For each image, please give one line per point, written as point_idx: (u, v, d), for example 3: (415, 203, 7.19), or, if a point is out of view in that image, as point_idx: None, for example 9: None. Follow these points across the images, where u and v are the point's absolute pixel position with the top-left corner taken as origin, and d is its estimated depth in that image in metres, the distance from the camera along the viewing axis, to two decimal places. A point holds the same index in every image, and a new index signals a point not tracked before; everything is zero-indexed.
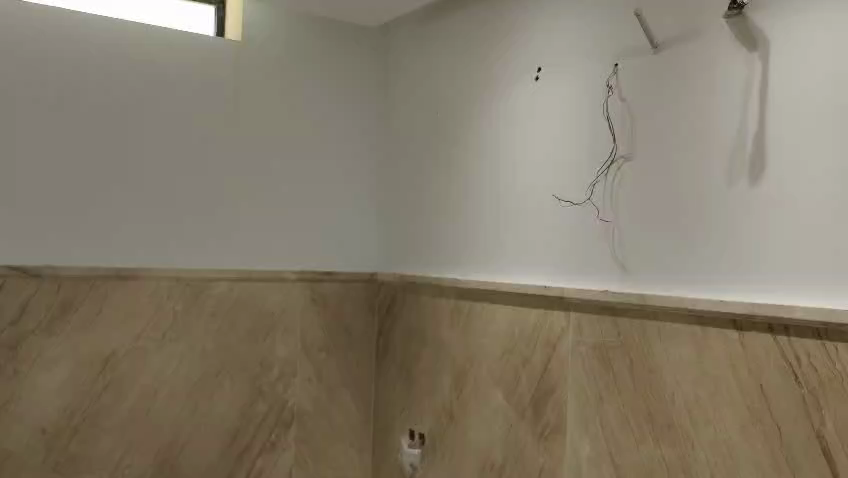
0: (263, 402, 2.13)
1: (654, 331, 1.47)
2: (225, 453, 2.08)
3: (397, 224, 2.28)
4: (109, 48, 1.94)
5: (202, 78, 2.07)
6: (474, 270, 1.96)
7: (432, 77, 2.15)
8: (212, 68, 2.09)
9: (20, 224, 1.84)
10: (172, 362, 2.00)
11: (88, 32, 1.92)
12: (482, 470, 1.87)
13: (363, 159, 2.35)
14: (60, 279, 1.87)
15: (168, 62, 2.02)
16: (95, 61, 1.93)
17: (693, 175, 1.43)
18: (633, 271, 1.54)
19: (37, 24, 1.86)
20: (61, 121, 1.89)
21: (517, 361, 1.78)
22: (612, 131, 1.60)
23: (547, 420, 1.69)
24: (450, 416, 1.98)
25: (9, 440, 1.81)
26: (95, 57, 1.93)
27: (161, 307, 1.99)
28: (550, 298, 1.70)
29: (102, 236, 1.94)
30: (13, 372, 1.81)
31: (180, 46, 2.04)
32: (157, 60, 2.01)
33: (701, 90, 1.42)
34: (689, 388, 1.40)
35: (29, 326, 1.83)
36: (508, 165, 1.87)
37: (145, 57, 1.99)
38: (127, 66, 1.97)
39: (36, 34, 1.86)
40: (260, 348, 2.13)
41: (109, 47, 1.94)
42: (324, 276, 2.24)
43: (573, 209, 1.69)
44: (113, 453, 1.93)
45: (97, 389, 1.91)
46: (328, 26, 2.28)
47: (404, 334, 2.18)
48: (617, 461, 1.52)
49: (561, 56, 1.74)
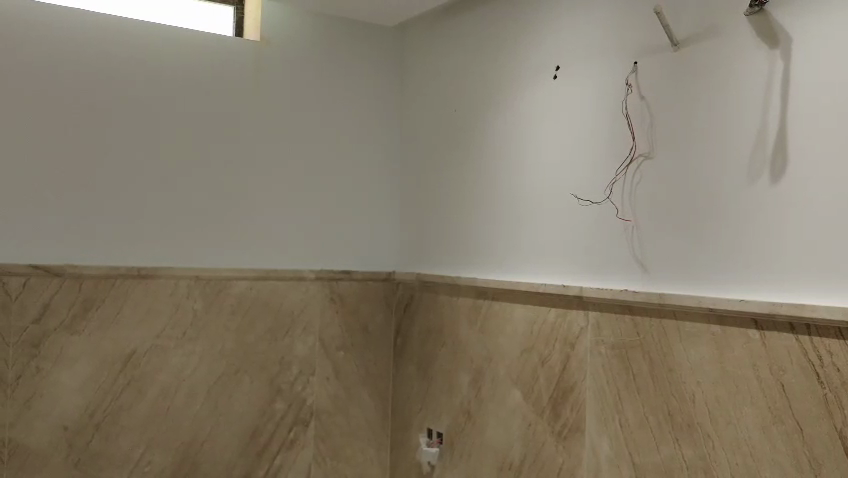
0: (281, 401, 2.15)
1: (673, 330, 1.46)
2: (244, 452, 2.09)
3: (415, 224, 2.28)
4: (126, 49, 1.96)
5: (219, 78, 2.09)
6: (491, 270, 1.95)
7: (449, 77, 2.15)
8: (229, 68, 2.10)
9: (40, 224, 1.86)
10: (192, 361, 2.02)
11: (105, 33, 1.93)
12: (499, 469, 1.87)
13: (380, 159, 2.35)
14: (81, 278, 1.89)
15: (174, 65, 2.02)
16: (114, 62, 1.95)
17: (713, 174, 1.42)
18: (652, 270, 1.53)
19: (56, 25, 1.88)
20: (80, 122, 1.91)
21: (536, 360, 1.78)
22: (631, 130, 1.59)
23: (566, 419, 1.69)
24: (467, 415, 1.98)
25: (31, 439, 1.83)
26: (113, 58, 1.94)
27: (180, 306, 2.00)
28: (568, 297, 1.70)
29: (120, 235, 1.95)
30: (35, 370, 1.83)
31: (196, 47, 2.05)
32: (173, 61, 2.02)
33: (720, 89, 1.41)
34: (709, 388, 1.39)
35: (50, 325, 1.85)
36: (526, 165, 1.87)
37: (162, 58, 2.01)
38: (144, 67, 1.98)
39: (55, 35, 1.88)
40: (278, 347, 2.14)
41: (127, 48, 1.96)
42: (342, 276, 2.25)
43: (591, 208, 1.68)
44: (134, 451, 1.95)
45: (118, 387, 1.92)
46: (344, 26, 2.29)
47: (422, 334, 2.18)
48: (636, 460, 1.52)
49: (579, 54, 1.73)
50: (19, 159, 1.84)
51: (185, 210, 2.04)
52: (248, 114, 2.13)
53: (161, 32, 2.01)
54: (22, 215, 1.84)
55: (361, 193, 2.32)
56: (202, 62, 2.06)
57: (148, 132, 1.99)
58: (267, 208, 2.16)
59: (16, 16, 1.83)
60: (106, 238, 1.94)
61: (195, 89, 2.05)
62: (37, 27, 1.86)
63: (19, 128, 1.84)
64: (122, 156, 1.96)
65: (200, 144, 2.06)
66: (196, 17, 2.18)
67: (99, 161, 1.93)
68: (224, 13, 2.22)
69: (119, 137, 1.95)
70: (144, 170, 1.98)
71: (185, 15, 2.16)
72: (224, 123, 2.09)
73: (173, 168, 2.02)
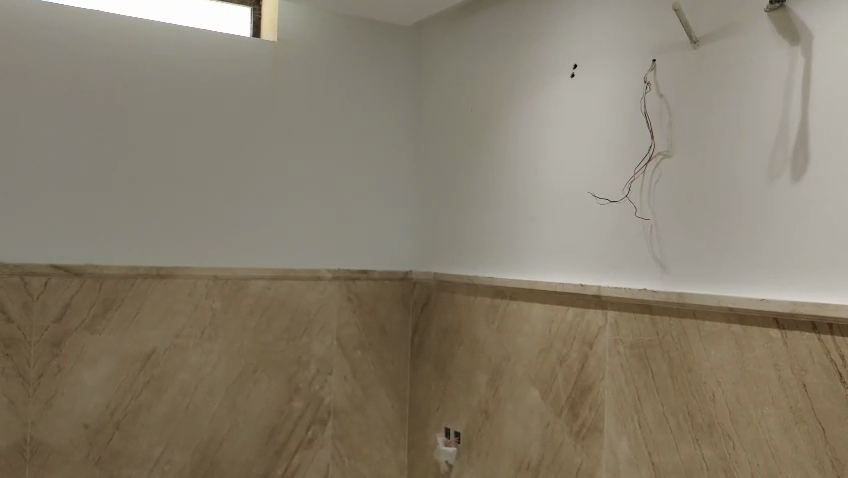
0: (299, 399, 2.15)
1: (694, 329, 1.45)
2: (263, 450, 2.10)
3: (432, 223, 2.28)
4: (143, 49, 1.97)
5: (235, 79, 2.10)
6: (509, 269, 1.95)
7: (466, 76, 2.15)
8: (245, 68, 2.11)
9: (61, 225, 1.88)
10: (211, 360, 2.03)
11: (123, 34, 1.95)
12: (517, 469, 1.87)
13: (397, 158, 2.35)
14: (102, 277, 1.91)
15: (185, 66, 2.03)
16: (131, 63, 1.96)
17: (733, 171, 1.41)
18: (672, 269, 1.52)
19: (74, 27, 1.89)
20: (101, 123, 1.92)
21: (555, 359, 1.77)
22: (649, 128, 1.58)
23: (584, 419, 1.68)
24: (485, 415, 1.98)
25: (53, 437, 1.85)
26: (130, 59, 1.96)
27: (199, 305, 2.02)
28: (587, 297, 1.69)
29: (139, 235, 1.97)
30: (56, 369, 1.85)
31: (212, 47, 2.06)
32: (188, 61, 2.03)
33: (740, 86, 1.40)
34: (730, 388, 1.38)
35: (72, 324, 1.87)
36: (544, 164, 1.86)
37: (176, 58, 2.01)
38: (161, 67, 2.00)
39: (73, 36, 1.89)
40: (296, 346, 2.15)
41: (145, 48, 1.98)
42: (359, 275, 2.25)
43: (609, 207, 1.67)
44: (154, 449, 1.96)
45: (138, 385, 1.94)
46: (361, 26, 2.29)
47: (440, 333, 2.18)
48: (656, 460, 1.51)
49: (597, 52, 1.72)
50: (38, 159, 1.85)
51: (203, 210, 2.05)
52: (265, 114, 2.14)
53: (177, 33, 2.02)
54: (43, 215, 1.86)
55: (378, 193, 2.32)
56: (219, 63, 2.07)
57: (166, 132, 2.00)
58: (284, 207, 2.17)
59: (35, 17, 1.85)
60: (126, 238, 1.95)
61: (212, 89, 2.07)
62: (56, 29, 1.87)
63: (40, 129, 1.86)
64: (141, 157, 1.97)
65: (218, 145, 2.07)
66: (208, 15, 2.18)
67: (118, 162, 1.94)
68: (237, 13, 2.23)
69: (138, 138, 1.97)
70: (162, 170, 2.00)
71: (200, 14, 2.17)
72: (242, 124, 2.11)
73: (191, 168, 2.04)
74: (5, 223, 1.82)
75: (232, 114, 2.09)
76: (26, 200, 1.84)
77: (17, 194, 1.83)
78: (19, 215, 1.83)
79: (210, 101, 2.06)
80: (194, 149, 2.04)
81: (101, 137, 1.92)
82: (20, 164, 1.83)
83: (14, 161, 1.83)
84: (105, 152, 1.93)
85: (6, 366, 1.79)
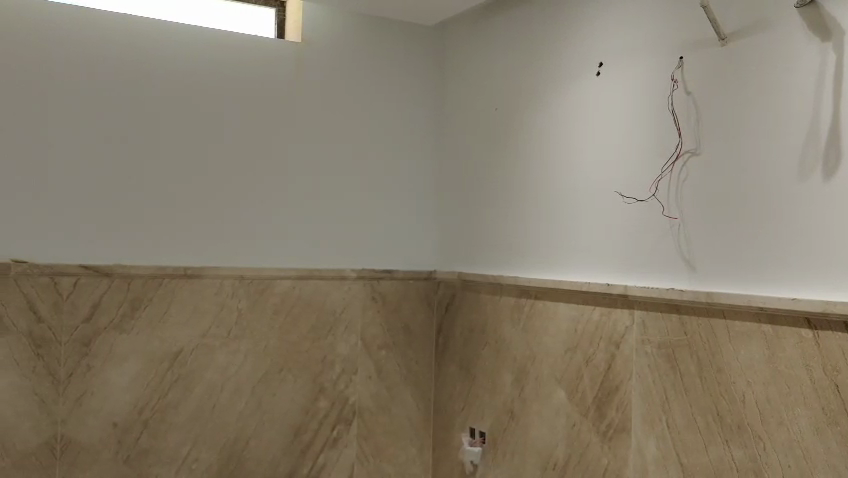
0: (325, 399, 2.16)
1: (723, 330, 1.44)
2: (288, 449, 2.11)
3: (457, 223, 2.28)
4: (155, 49, 1.98)
5: (247, 78, 2.10)
6: (534, 268, 1.95)
7: (490, 76, 2.15)
8: (263, 69, 2.11)
9: (72, 224, 1.88)
10: (237, 360, 2.05)
11: (138, 35, 1.96)
12: (543, 469, 1.86)
13: (421, 157, 2.36)
14: (131, 277, 1.93)
15: (195, 66, 2.03)
16: (146, 63, 1.97)
17: (763, 169, 1.39)
18: (699, 269, 1.50)
19: (83, 27, 1.90)
20: (128, 124, 1.94)
21: (581, 359, 1.76)
22: (676, 126, 1.57)
23: (611, 419, 1.67)
24: (510, 415, 1.97)
25: (83, 435, 1.87)
26: (142, 59, 1.96)
27: (225, 305, 2.03)
28: (613, 296, 1.68)
29: (151, 234, 1.97)
30: (86, 368, 1.87)
31: (223, 47, 2.06)
32: (200, 62, 2.03)
33: (770, 83, 1.39)
34: (760, 389, 1.37)
35: (101, 324, 1.89)
36: (569, 162, 1.85)
37: (188, 57, 2.02)
38: (173, 66, 2.00)
39: (82, 36, 1.89)
40: (322, 345, 2.16)
41: (155, 48, 1.98)
42: (383, 275, 2.25)
43: (636, 206, 1.66)
44: (181, 447, 1.98)
45: (167, 384, 1.96)
46: (385, 26, 2.30)
47: (464, 332, 2.18)
48: (685, 461, 1.50)
49: (623, 49, 1.71)
50: (48, 159, 1.86)
51: (215, 210, 2.05)
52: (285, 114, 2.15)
53: (190, 32, 2.02)
54: (72, 215, 1.88)
55: (402, 192, 2.32)
56: (227, 62, 2.07)
57: (184, 133, 2.01)
58: (295, 207, 2.16)
59: (41, 17, 1.85)
60: (138, 238, 1.95)
61: (225, 89, 2.07)
62: (64, 28, 1.87)
63: (69, 130, 1.88)
64: (158, 157, 1.98)
65: (238, 145, 2.08)
66: (217, 14, 2.18)
67: (133, 161, 1.95)
68: (247, 11, 2.22)
69: (152, 138, 1.97)
70: (180, 170, 2.01)
71: (209, 12, 2.17)
72: (267, 124, 2.12)
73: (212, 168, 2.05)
74: (24, 223, 1.83)
75: (242, 113, 2.09)
76: (34, 200, 1.85)
77: (27, 194, 1.84)
78: (28, 215, 1.84)
79: (226, 101, 2.07)
80: (213, 149, 2.05)
81: (128, 139, 1.94)
82: (31, 164, 1.84)
83: (24, 161, 1.83)
84: (133, 152, 1.95)
85: (37, 366, 1.82)
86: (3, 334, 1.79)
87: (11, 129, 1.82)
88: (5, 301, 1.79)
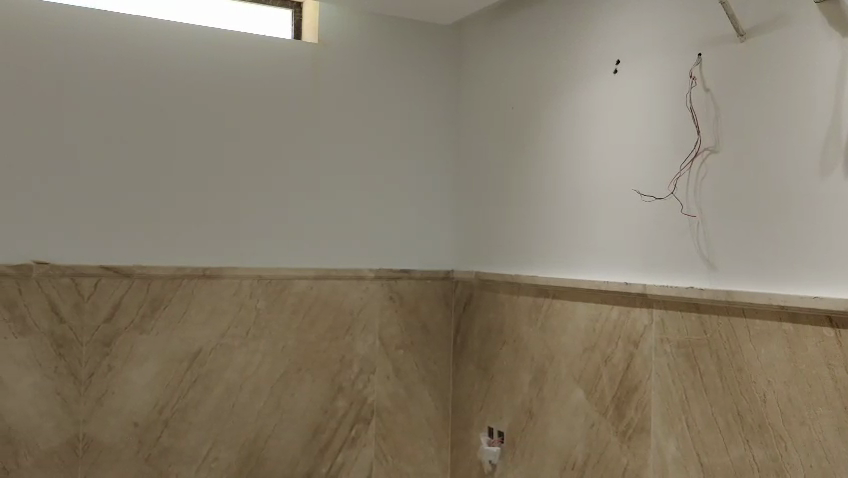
0: (343, 399, 2.17)
1: (743, 329, 1.42)
2: (307, 449, 2.12)
3: (474, 222, 2.28)
4: (156, 49, 1.98)
5: (249, 77, 2.09)
6: (552, 267, 1.94)
7: (507, 75, 2.14)
8: (266, 69, 2.11)
9: (72, 224, 1.88)
10: (255, 359, 2.06)
11: (143, 35, 1.96)
12: (562, 468, 1.85)
13: (437, 157, 2.36)
14: (150, 278, 1.94)
15: (191, 68, 2.02)
16: (150, 63, 1.97)
17: (784, 165, 1.38)
18: (719, 268, 1.49)
19: (82, 26, 1.90)
20: (145, 126, 1.96)
21: (600, 358, 1.75)
22: (695, 123, 1.55)
23: (630, 419, 1.66)
24: (529, 414, 1.97)
25: (105, 435, 1.89)
26: (145, 59, 1.96)
27: (244, 305, 2.04)
28: (632, 295, 1.67)
29: (151, 234, 1.97)
30: (107, 368, 1.89)
31: (222, 47, 2.06)
32: (201, 62, 2.03)
33: (790, 79, 1.37)
34: (781, 388, 1.35)
35: (121, 324, 1.91)
36: (587, 161, 1.85)
37: (194, 58, 2.02)
38: (180, 67, 2.00)
39: (82, 36, 1.90)
40: (340, 345, 2.17)
41: (157, 48, 1.98)
42: (401, 275, 2.26)
43: (654, 205, 1.65)
44: (200, 446, 1.99)
45: (187, 383, 1.98)
46: (400, 26, 2.30)
47: (482, 331, 2.18)
48: (705, 461, 1.49)
49: (640, 47, 1.70)
50: (53, 160, 1.86)
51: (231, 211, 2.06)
52: (294, 113, 2.15)
53: (204, 34, 2.03)
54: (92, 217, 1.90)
55: (418, 192, 2.33)
56: (227, 62, 2.06)
57: (195, 134, 2.02)
58: (307, 208, 2.16)
59: (41, 16, 1.86)
60: (138, 238, 1.95)
61: (227, 87, 2.06)
62: (65, 27, 1.88)
63: (85, 133, 1.90)
64: (168, 157, 1.99)
65: (251, 145, 2.09)
66: (221, 16, 2.17)
67: (138, 161, 1.95)
68: (255, 12, 2.22)
69: (160, 138, 1.98)
70: (192, 171, 2.02)
71: (212, 13, 2.16)
72: (284, 126, 2.13)
73: (225, 169, 2.06)
74: (44, 224, 1.85)
75: (244, 113, 2.08)
76: (34, 200, 1.85)
77: (27, 194, 1.84)
78: (29, 215, 1.84)
79: (231, 101, 2.07)
80: (225, 150, 2.06)
81: (146, 141, 1.96)
82: (35, 164, 1.85)
83: (26, 161, 1.84)
84: (151, 155, 1.97)
85: (59, 366, 1.84)
86: (27, 334, 1.81)
87: (11, 128, 1.82)
88: (27, 302, 1.81)
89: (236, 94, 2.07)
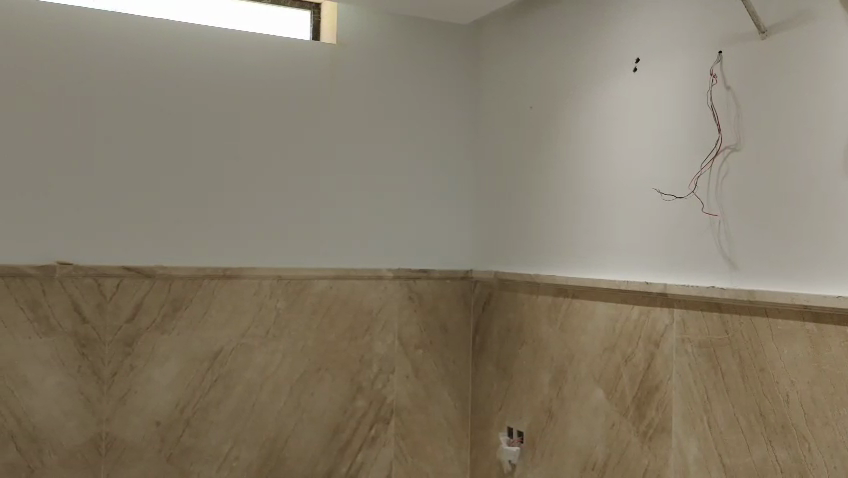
0: (362, 398, 2.18)
1: (765, 329, 1.41)
2: (327, 448, 2.13)
3: (492, 222, 2.27)
4: (159, 49, 1.97)
5: (252, 77, 2.08)
6: (571, 266, 1.93)
7: (525, 74, 2.13)
8: (273, 69, 2.11)
9: (72, 224, 1.88)
10: (276, 359, 2.07)
11: (150, 36, 1.97)
12: (582, 468, 1.85)
13: (455, 157, 2.36)
14: (171, 278, 1.96)
15: (187, 67, 2.00)
16: (152, 63, 1.97)
17: (808, 163, 1.36)
18: (741, 267, 1.48)
19: (84, 25, 1.90)
20: (165, 127, 1.98)
21: (620, 358, 1.75)
22: (716, 122, 1.54)
23: (651, 419, 1.65)
24: (548, 414, 1.96)
25: (127, 434, 1.91)
26: (148, 59, 1.96)
27: (264, 305, 2.06)
28: (652, 295, 1.66)
29: (151, 234, 1.96)
30: (129, 368, 1.91)
31: (221, 47, 2.04)
32: (205, 61, 2.03)
33: (813, 77, 1.36)
34: (804, 387, 1.34)
35: (143, 324, 1.92)
36: (606, 160, 1.84)
37: (207, 59, 2.03)
38: (197, 68, 2.02)
39: (85, 35, 1.90)
40: (360, 345, 2.18)
41: (160, 48, 1.97)
42: (420, 275, 2.26)
43: (675, 203, 1.64)
44: (221, 446, 2.01)
45: (208, 383, 1.99)
46: (418, 26, 2.30)
47: (501, 331, 2.18)
48: (727, 461, 1.48)
49: (660, 45, 1.69)
50: (73, 161, 1.88)
51: (251, 211, 2.07)
52: (298, 113, 2.13)
53: (222, 35, 2.04)
54: (113, 217, 1.92)
55: (437, 192, 2.33)
56: (227, 61, 2.05)
57: (206, 134, 2.02)
58: (327, 208, 2.17)
59: (40, 15, 1.86)
60: (160, 238, 1.97)
61: (228, 87, 2.05)
62: (66, 27, 1.88)
63: (104, 134, 1.91)
64: (183, 158, 2.00)
65: (268, 146, 2.10)
66: (224, 15, 2.17)
67: (145, 162, 1.95)
68: (273, 14, 2.23)
69: (169, 138, 1.98)
70: (212, 172, 2.03)
71: (223, 14, 2.17)
72: (303, 126, 2.14)
73: (243, 169, 2.07)
74: (66, 225, 1.87)
75: (251, 113, 2.08)
76: (38, 200, 1.85)
77: (28, 194, 1.84)
78: (51, 216, 1.86)
79: (245, 101, 2.07)
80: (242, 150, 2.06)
81: (166, 142, 1.98)
82: (40, 164, 1.85)
83: (42, 162, 1.85)
84: (171, 156, 1.98)
85: (82, 365, 1.86)
86: (51, 334, 1.84)
87: (11, 128, 1.83)
88: (51, 302, 1.84)
89: (237, 94, 2.06)
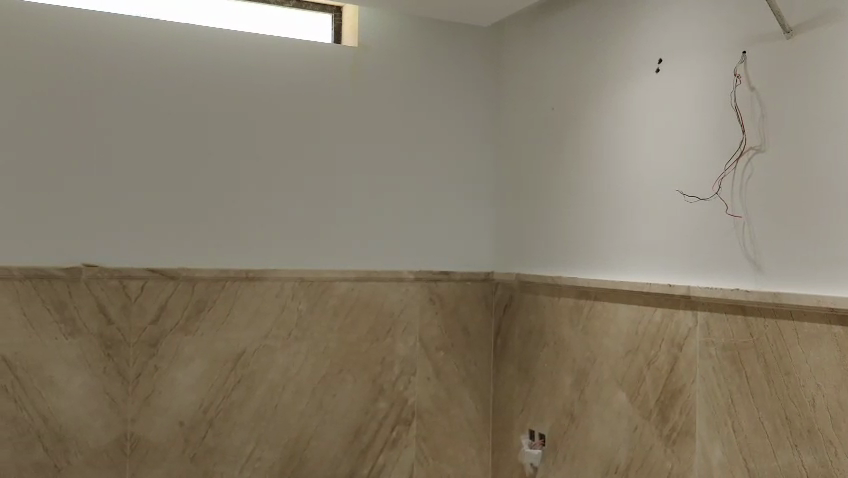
0: (384, 400, 2.18)
1: (790, 332, 1.39)
2: (349, 449, 2.14)
3: (513, 224, 2.27)
4: (157, 49, 1.98)
5: (249, 78, 2.08)
6: (593, 268, 1.92)
7: (547, 75, 2.13)
8: (293, 73, 2.12)
9: (91, 226, 1.91)
10: (298, 361, 2.08)
11: (157, 37, 1.98)
12: (605, 472, 1.83)
13: (477, 159, 2.35)
14: (194, 280, 1.98)
15: (186, 67, 2.01)
16: (152, 64, 1.97)
17: (834, 164, 1.35)
18: (766, 269, 1.46)
19: (84, 24, 1.91)
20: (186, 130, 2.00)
21: (643, 361, 1.73)
22: (740, 122, 1.53)
23: (674, 422, 1.64)
24: (570, 417, 1.95)
25: (151, 434, 1.93)
26: (152, 60, 1.97)
27: (287, 307, 2.07)
28: (675, 297, 1.65)
29: (167, 236, 1.98)
30: (153, 369, 1.93)
31: (217, 46, 2.04)
32: (222, 63, 2.05)
33: (839, 77, 1.34)
34: (831, 391, 1.32)
35: (167, 326, 1.94)
36: (628, 161, 1.83)
37: (217, 61, 2.04)
38: (207, 69, 2.03)
39: (86, 34, 1.91)
40: (381, 346, 2.18)
41: (167, 49, 1.99)
42: (441, 277, 2.26)
43: (698, 205, 1.62)
44: (245, 446, 2.02)
45: (230, 384, 2.01)
46: (439, 29, 2.30)
47: (523, 332, 2.17)
48: (752, 466, 1.46)
49: (683, 45, 1.68)
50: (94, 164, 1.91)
51: (272, 213, 2.09)
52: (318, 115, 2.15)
53: (236, 38, 2.06)
54: (135, 220, 1.95)
55: (458, 194, 2.33)
56: (225, 62, 2.05)
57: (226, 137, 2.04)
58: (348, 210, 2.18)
59: (39, 15, 1.87)
60: (182, 241, 1.99)
61: (226, 88, 2.05)
62: (68, 28, 1.90)
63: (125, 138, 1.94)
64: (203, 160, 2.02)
65: (284, 146, 2.11)
66: (226, 16, 2.16)
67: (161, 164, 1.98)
68: (291, 15, 2.24)
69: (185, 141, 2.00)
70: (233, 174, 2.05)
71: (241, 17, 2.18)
72: (323, 128, 2.15)
73: (261, 171, 2.08)
74: (90, 227, 1.90)
75: (272, 116, 2.10)
76: (60, 202, 1.88)
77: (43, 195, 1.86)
78: (74, 219, 1.89)
79: (265, 104, 2.09)
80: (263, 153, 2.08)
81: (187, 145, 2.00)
82: (58, 165, 1.88)
83: (62, 165, 1.88)
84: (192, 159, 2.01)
85: (108, 366, 1.89)
86: (77, 335, 1.86)
87: (24, 129, 1.85)
88: (77, 303, 1.87)
89: (236, 94, 2.06)
